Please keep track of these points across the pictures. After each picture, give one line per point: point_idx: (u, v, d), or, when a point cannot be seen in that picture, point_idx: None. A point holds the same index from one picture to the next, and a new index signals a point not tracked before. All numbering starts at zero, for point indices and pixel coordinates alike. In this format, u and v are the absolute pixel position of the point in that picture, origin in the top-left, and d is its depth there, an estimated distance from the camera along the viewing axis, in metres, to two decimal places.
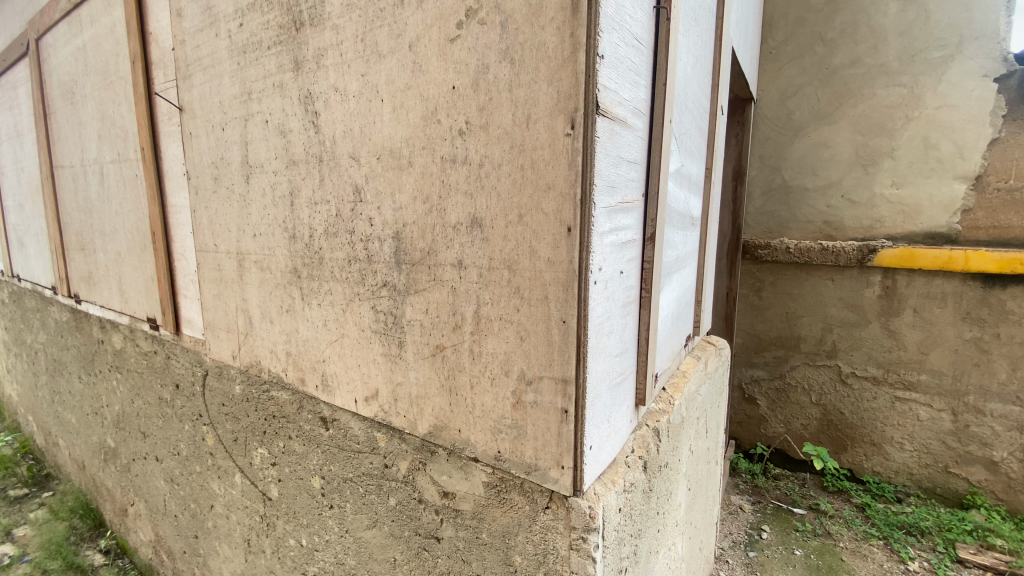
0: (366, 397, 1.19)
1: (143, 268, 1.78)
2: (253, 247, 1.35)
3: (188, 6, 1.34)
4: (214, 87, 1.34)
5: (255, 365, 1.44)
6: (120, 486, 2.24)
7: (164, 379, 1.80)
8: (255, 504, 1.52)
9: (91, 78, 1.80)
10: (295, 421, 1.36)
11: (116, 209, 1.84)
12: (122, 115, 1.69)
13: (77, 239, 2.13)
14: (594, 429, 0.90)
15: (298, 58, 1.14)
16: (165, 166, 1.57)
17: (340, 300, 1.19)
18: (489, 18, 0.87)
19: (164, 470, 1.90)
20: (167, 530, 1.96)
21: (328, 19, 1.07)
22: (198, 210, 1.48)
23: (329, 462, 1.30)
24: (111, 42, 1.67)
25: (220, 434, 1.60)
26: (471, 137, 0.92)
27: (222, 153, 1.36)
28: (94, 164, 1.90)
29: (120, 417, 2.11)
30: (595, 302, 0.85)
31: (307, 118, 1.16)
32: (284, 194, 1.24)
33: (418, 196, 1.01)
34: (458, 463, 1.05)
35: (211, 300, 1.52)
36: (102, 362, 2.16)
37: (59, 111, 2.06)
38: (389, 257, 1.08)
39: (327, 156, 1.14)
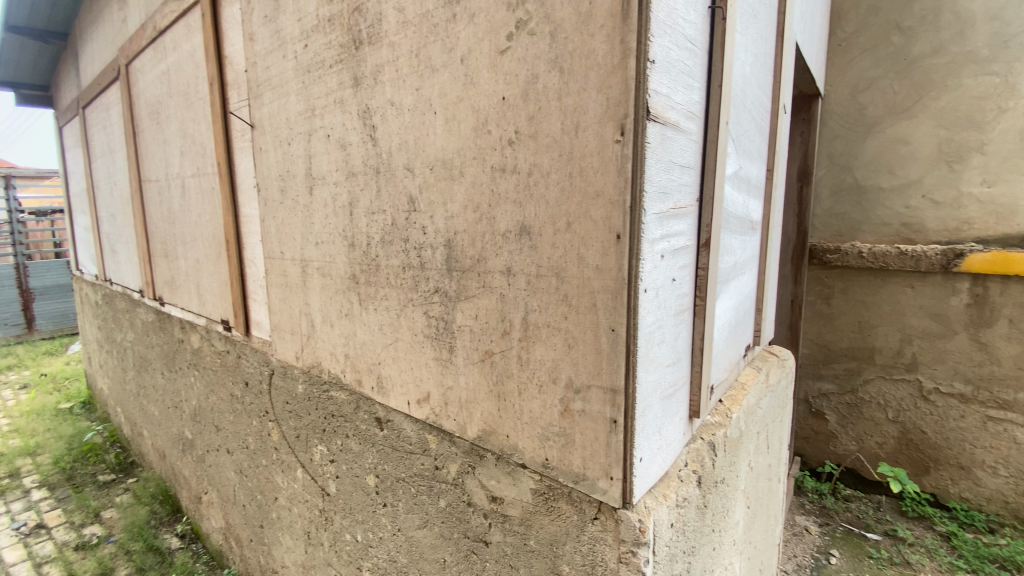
0: (419, 400, 1.23)
1: (218, 273, 1.92)
2: (316, 255, 1.43)
3: (260, 30, 1.45)
4: (282, 106, 1.43)
5: (317, 366, 1.51)
6: (196, 476, 2.42)
7: (235, 377, 1.94)
8: (315, 499, 1.60)
9: (174, 99, 1.97)
10: (352, 420, 1.42)
11: (196, 220, 2.00)
12: (201, 133, 1.84)
13: (162, 247, 2.34)
14: (645, 441, 0.88)
15: (358, 75, 1.20)
16: (238, 179, 1.69)
17: (395, 306, 1.24)
18: (539, 28, 0.88)
19: (234, 461, 2.04)
20: (236, 518, 2.10)
21: (386, 37, 1.12)
22: (267, 220, 1.58)
23: (383, 462, 1.35)
24: (191, 66, 1.82)
25: (284, 431, 1.69)
26: (521, 146, 0.93)
27: (289, 166, 1.45)
28: (177, 178, 2.08)
29: (197, 411, 2.28)
30: (646, 310, 0.83)
31: (366, 132, 1.21)
32: (344, 205, 1.31)
33: (470, 205, 1.03)
34: (506, 468, 1.05)
35: (278, 304, 1.62)
36: (182, 359, 2.35)
37: (146, 130, 2.27)
38: (441, 264, 1.11)
39: (384, 168, 1.19)
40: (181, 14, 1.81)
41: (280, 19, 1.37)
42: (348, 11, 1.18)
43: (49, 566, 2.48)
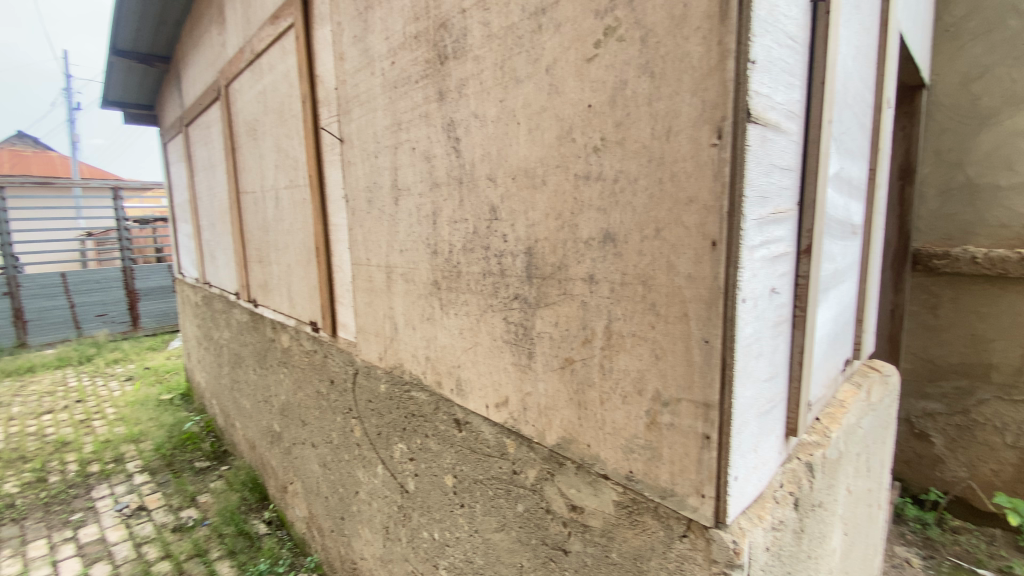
0: (497, 404, 1.24)
1: (308, 278, 2.06)
2: (400, 261, 1.49)
3: (349, 50, 1.53)
4: (370, 121, 1.50)
5: (398, 367, 1.58)
6: (282, 466, 2.60)
7: (321, 375, 2.06)
8: (394, 494, 1.66)
9: (270, 117, 2.13)
10: (432, 420, 1.47)
11: (288, 228, 2.15)
12: (294, 148, 1.98)
13: (257, 253, 2.53)
14: (740, 459, 0.84)
15: (443, 89, 1.24)
16: (329, 191, 1.80)
17: (475, 311, 1.26)
18: (629, 34, 0.86)
19: (318, 455, 2.16)
20: (319, 508, 2.22)
21: (470, 51, 1.15)
22: (354, 228, 1.67)
23: (461, 463, 1.37)
24: (286, 86, 1.96)
25: (366, 428, 1.78)
26: (607, 153, 0.91)
27: (375, 178, 1.53)
28: (271, 190, 2.24)
29: (285, 405, 2.45)
30: (744, 321, 0.79)
31: (450, 144, 1.25)
32: (428, 214, 1.36)
33: (551, 213, 1.03)
34: (586, 478, 1.04)
35: (363, 308, 1.71)
36: (273, 357, 2.53)
37: (244, 146, 2.47)
38: (521, 271, 1.11)
39: (467, 178, 1.22)
40: (276, 38, 1.96)
41: (369, 39, 1.45)
42: (434, 27, 1.22)
43: (149, 545, 2.69)
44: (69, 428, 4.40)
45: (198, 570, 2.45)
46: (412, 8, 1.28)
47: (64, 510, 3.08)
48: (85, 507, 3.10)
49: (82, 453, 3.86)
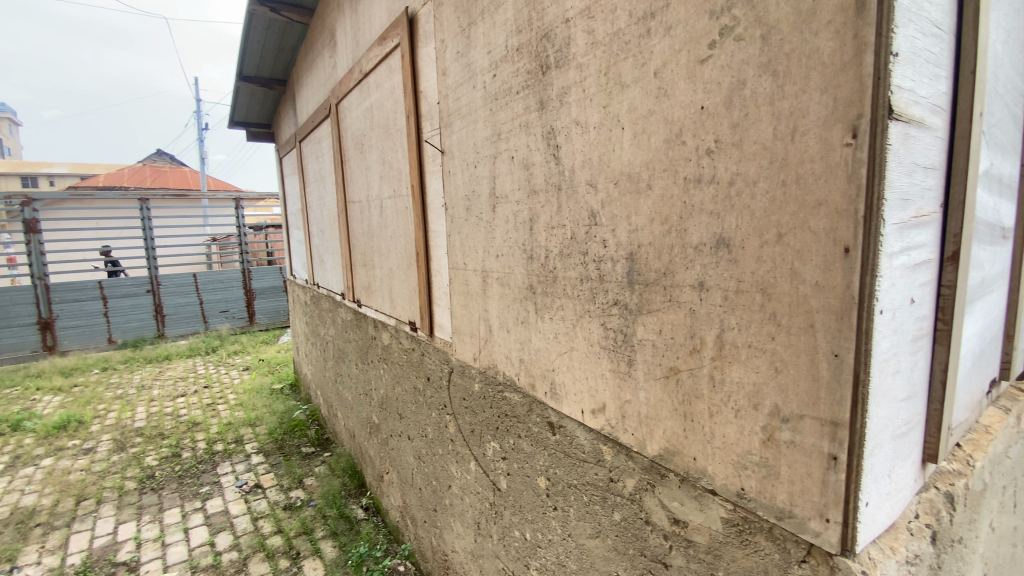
0: (593, 410, 1.22)
1: (408, 281, 2.18)
2: (496, 266, 1.53)
3: (452, 65, 1.61)
4: (470, 132, 1.57)
5: (493, 368, 1.62)
6: (379, 456, 2.77)
7: (418, 372, 2.17)
8: (486, 491, 1.72)
9: (376, 131, 2.30)
10: (525, 422, 1.49)
11: (390, 235, 2.31)
12: (398, 160, 2.12)
13: (361, 257, 2.73)
14: (872, 484, 0.78)
15: (544, 99, 1.25)
16: (429, 200, 1.90)
17: (571, 316, 1.25)
18: (748, 33, 0.82)
19: (414, 448, 2.28)
20: (413, 499, 2.34)
21: (573, 60, 1.16)
22: (452, 235, 1.75)
23: (555, 466, 1.38)
24: (391, 102, 2.10)
25: (460, 425, 1.85)
26: (722, 155, 0.88)
27: (474, 187, 1.59)
28: (376, 199, 2.41)
29: (384, 399, 2.62)
30: (880, 335, 0.73)
31: (549, 152, 1.26)
32: (525, 221, 1.38)
33: (657, 217, 1.01)
34: (691, 492, 1.01)
35: (459, 310, 1.78)
36: (374, 353, 2.72)
37: (351, 159, 2.68)
38: (622, 277, 1.09)
39: (565, 184, 1.22)
40: (383, 58, 2.10)
41: (471, 54, 1.51)
42: (537, 38, 1.25)
43: (264, 520, 2.98)
44: (198, 410, 5.00)
45: (305, 546, 2.68)
46: (515, 20, 1.31)
47: (194, 483, 3.51)
48: (211, 482, 3.50)
49: (209, 433, 4.37)
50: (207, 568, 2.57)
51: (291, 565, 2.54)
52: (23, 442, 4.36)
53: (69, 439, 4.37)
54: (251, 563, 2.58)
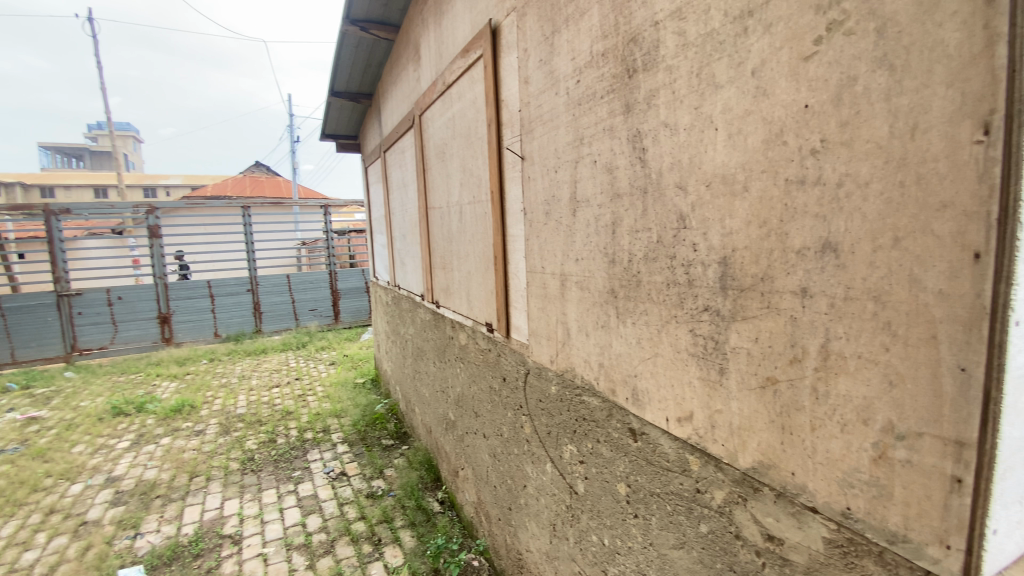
0: (679, 417, 1.20)
1: (486, 284, 2.25)
2: (575, 269, 1.54)
3: (534, 73, 1.65)
4: (551, 138, 1.59)
5: (570, 370, 1.63)
6: (455, 452, 2.87)
7: (495, 372, 2.23)
8: (562, 494, 1.73)
9: (457, 140, 2.39)
10: (604, 426, 1.48)
11: (469, 239, 2.39)
12: (478, 167, 2.19)
13: (440, 260, 2.85)
14: (1004, 512, 0.71)
15: (630, 102, 1.24)
16: (508, 205, 1.95)
17: (656, 321, 1.23)
18: (859, 26, 0.78)
19: (489, 446, 2.35)
20: (487, 496, 2.41)
21: (662, 62, 1.14)
22: (531, 239, 1.79)
23: (636, 473, 1.36)
24: (472, 111, 2.18)
25: (536, 426, 1.88)
26: (829, 155, 0.84)
27: (554, 192, 1.61)
28: (456, 205, 2.51)
29: (460, 397, 2.71)
30: (1017, 350, 0.66)
31: (634, 155, 1.25)
32: (607, 224, 1.37)
33: (754, 220, 0.97)
34: (788, 508, 0.96)
35: (536, 312, 1.81)
36: (451, 352, 2.82)
37: (433, 166, 2.81)
38: (713, 282, 1.07)
39: (652, 187, 1.20)
40: (466, 69, 2.18)
41: (555, 61, 1.54)
42: (624, 42, 1.25)
43: (349, 506, 3.18)
44: (291, 400, 5.43)
45: (386, 534, 2.83)
46: (601, 26, 1.32)
47: (288, 467, 3.81)
48: (302, 467, 3.79)
49: (300, 422, 4.73)
50: (300, 546, 2.79)
51: (373, 550, 2.70)
52: (147, 422, 4.96)
53: (184, 421, 4.91)
54: (338, 545, 2.76)
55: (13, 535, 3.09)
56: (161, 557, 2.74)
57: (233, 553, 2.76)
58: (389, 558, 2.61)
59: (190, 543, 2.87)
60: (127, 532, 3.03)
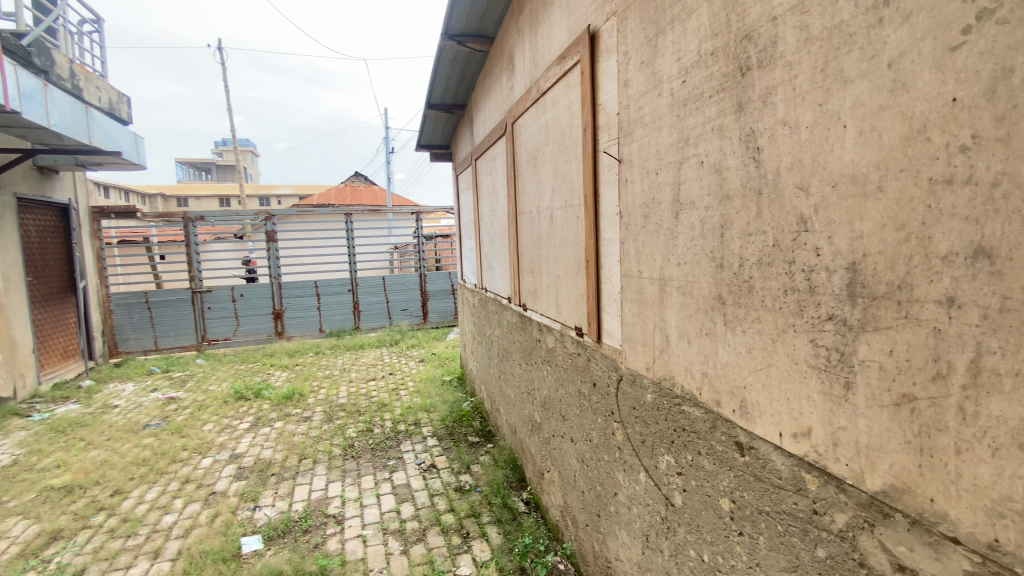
0: (795, 433, 1.13)
1: (576, 287, 2.26)
2: (677, 274, 1.50)
3: (635, 76, 1.64)
4: (653, 140, 1.57)
5: (669, 378, 1.59)
6: (541, 454, 2.91)
7: (584, 377, 2.23)
8: (657, 505, 1.69)
9: (550, 145, 2.43)
10: (706, 438, 1.42)
11: (559, 243, 2.42)
12: (571, 172, 2.22)
13: (529, 264, 2.90)
14: None
15: (742, 101, 1.20)
16: (602, 209, 1.95)
17: (770, 329, 1.17)
18: (1015, 14, 0.70)
19: (577, 450, 2.35)
20: (574, 500, 2.41)
21: (781, 58, 1.09)
22: (627, 242, 1.77)
23: (742, 488, 1.30)
24: (567, 117, 2.21)
25: (629, 433, 1.85)
26: (982, 153, 0.75)
27: (654, 194, 1.59)
28: (547, 209, 2.55)
29: (547, 400, 2.74)
30: None
31: (747, 155, 1.20)
32: (715, 227, 1.33)
33: (889, 222, 0.89)
34: (925, 538, 0.87)
35: (632, 317, 1.79)
36: (538, 355, 2.87)
37: (524, 172, 2.87)
38: (840, 289, 1.00)
39: (768, 189, 1.15)
40: (562, 75, 2.21)
41: (658, 63, 1.52)
42: (737, 40, 1.20)
43: (439, 497, 3.33)
44: (386, 393, 5.80)
45: (474, 528, 2.93)
46: (711, 25, 1.28)
47: (384, 455, 4.07)
48: (397, 456, 4.03)
49: (394, 414, 5.04)
50: (395, 532, 2.96)
51: (462, 543, 2.80)
52: (263, 406, 5.53)
53: (294, 407, 5.42)
54: (429, 534, 2.91)
55: (157, 499, 3.59)
56: (276, 529, 3.05)
57: (336, 532, 3.00)
58: (476, 552, 2.69)
59: (299, 519, 3.16)
60: (248, 504, 3.40)
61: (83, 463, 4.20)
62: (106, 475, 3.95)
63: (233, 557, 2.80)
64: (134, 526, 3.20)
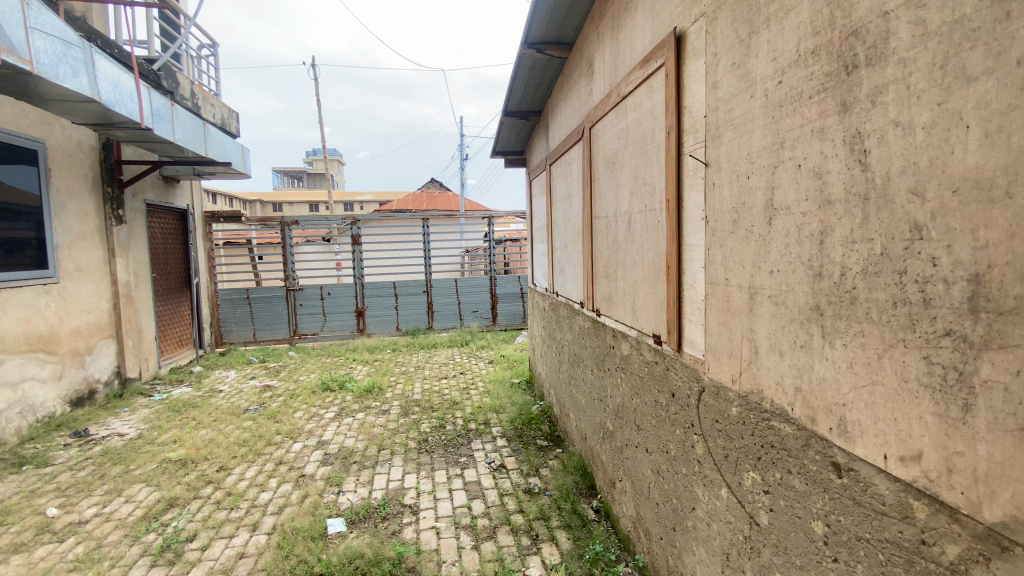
0: (902, 456, 1.03)
1: (655, 294, 2.22)
2: (769, 282, 1.43)
3: (726, 77, 1.59)
4: (744, 142, 1.52)
5: (757, 392, 1.52)
6: (613, 462, 2.88)
7: (662, 387, 2.18)
8: (740, 523, 1.62)
9: (630, 150, 2.41)
10: (798, 457, 1.35)
11: (638, 248, 2.39)
12: (652, 176, 2.18)
13: (604, 269, 2.89)
14: None
15: (847, 101, 1.13)
16: (686, 213, 1.90)
17: (875, 343, 1.09)
18: None
19: (652, 461, 2.30)
20: (648, 512, 2.36)
21: (893, 54, 1.01)
22: (713, 248, 1.72)
23: (838, 512, 1.22)
24: (650, 121, 2.18)
25: (711, 447, 1.78)
26: None
27: (745, 199, 1.53)
28: (625, 214, 2.53)
29: (620, 408, 2.70)
30: None
31: (852, 158, 1.12)
32: (813, 234, 1.26)
33: (1019, 231, 0.81)
34: None
35: (716, 326, 1.73)
36: (611, 362, 2.84)
37: (602, 177, 2.86)
38: (959, 302, 0.91)
39: (875, 194, 1.07)
40: (645, 79, 2.19)
41: (751, 63, 1.47)
42: (841, 37, 1.14)
43: (508, 497, 3.38)
44: (458, 391, 5.99)
45: (543, 531, 2.96)
46: (812, 22, 1.23)
47: (455, 452, 4.21)
48: (468, 454, 4.15)
49: (465, 412, 5.19)
50: (466, 527, 3.05)
51: (532, 544, 2.83)
52: (346, 397, 5.92)
53: (374, 400, 5.76)
54: (499, 533, 2.97)
55: (255, 477, 3.95)
56: (358, 514, 3.25)
57: (412, 521, 3.15)
58: (546, 555, 2.72)
59: (378, 506, 3.34)
60: (333, 488, 3.66)
61: (195, 440, 4.72)
62: (213, 452, 4.42)
63: (320, 535, 3.03)
64: (236, 501, 3.55)
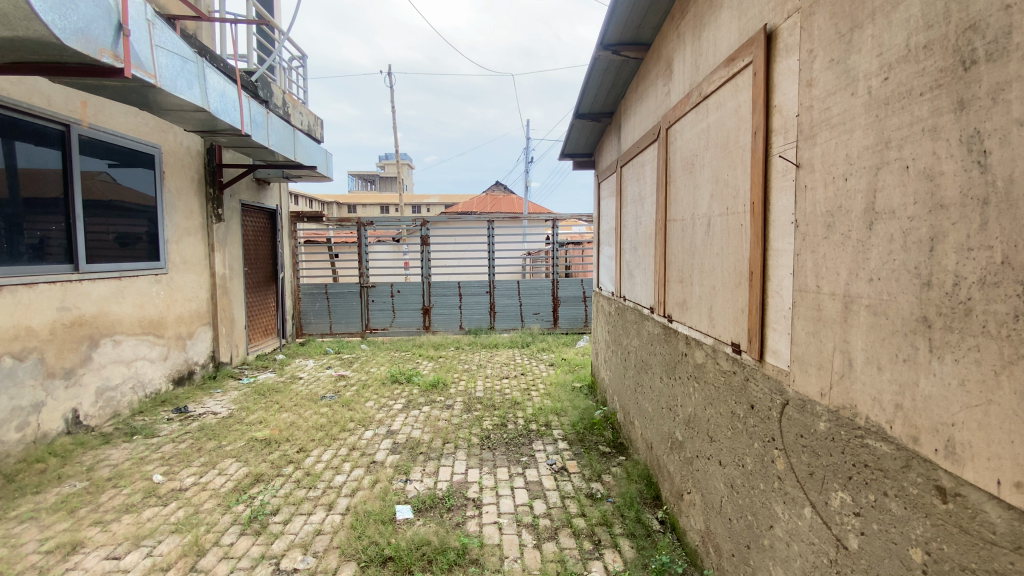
0: (1018, 482, 0.94)
1: (735, 300, 2.14)
2: (868, 291, 1.34)
3: (823, 74, 1.52)
4: (843, 142, 1.43)
5: (849, 408, 1.43)
6: (681, 474, 2.80)
7: (739, 398, 2.10)
8: (825, 546, 1.52)
9: (711, 151, 2.34)
10: (896, 478, 1.25)
11: (716, 252, 2.32)
12: (736, 177, 2.10)
13: (678, 274, 2.82)
14: None
15: (964, 98, 1.04)
16: (773, 217, 1.82)
17: (994, 360, 1.00)
18: None
19: (725, 474, 2.22)
20: (719, 528, 2.28)
21: (1018, 48, 0.93)
22: (804, 253, 1.64)
23: (940, 540, 1.12)
24: (734, 121, 2.11)
25: (794, 463, 1.69)
26: None
27: (842, 201, 1.44)
28: (703, 217, 2.46)
29: (692, 418, 2.62)
30: None
31: (970, 159, 1.03)
32: (921, 240, 1.16)
33: None
34: None
35: (805, 336, 1.64)
36: (683, 370, 2.77)
37: (678, 179, 2.80)
38: None
39: (996, 198, 0.98)
40: (730, 78, 2.12)
41: (852, 60, 1.39)
42: (957, 32, 1.06)
43: (570, 500, 3.38)
44: (519, 391, 6.07)
45: (605, 537, 2.93)
46: (924, 15, 1.14)
47: (517, 450, 4.27)
48: (529, 453, 4.19)
49: (526, 412, 5.24)
50: (528, 525, 3.09)
51: (594, 549, 2.82)
52: (413, 390, 6.17)
53: (438, 395, 5.96)
54: (561, 534, 2.98)
55: (331, 460, 4.21)
56: (424, 503, 3.38)
57: (475, 515, 3.23)
58: (609, 561, 2.69)
59: (443, 497, 3.46)
60: (401, 475, 3.84)
61: (278, 422, 5.11)
62: (293, 434, 4.76)
63: (389, 520, 3.18)
64: (314, 481, 3.81)
